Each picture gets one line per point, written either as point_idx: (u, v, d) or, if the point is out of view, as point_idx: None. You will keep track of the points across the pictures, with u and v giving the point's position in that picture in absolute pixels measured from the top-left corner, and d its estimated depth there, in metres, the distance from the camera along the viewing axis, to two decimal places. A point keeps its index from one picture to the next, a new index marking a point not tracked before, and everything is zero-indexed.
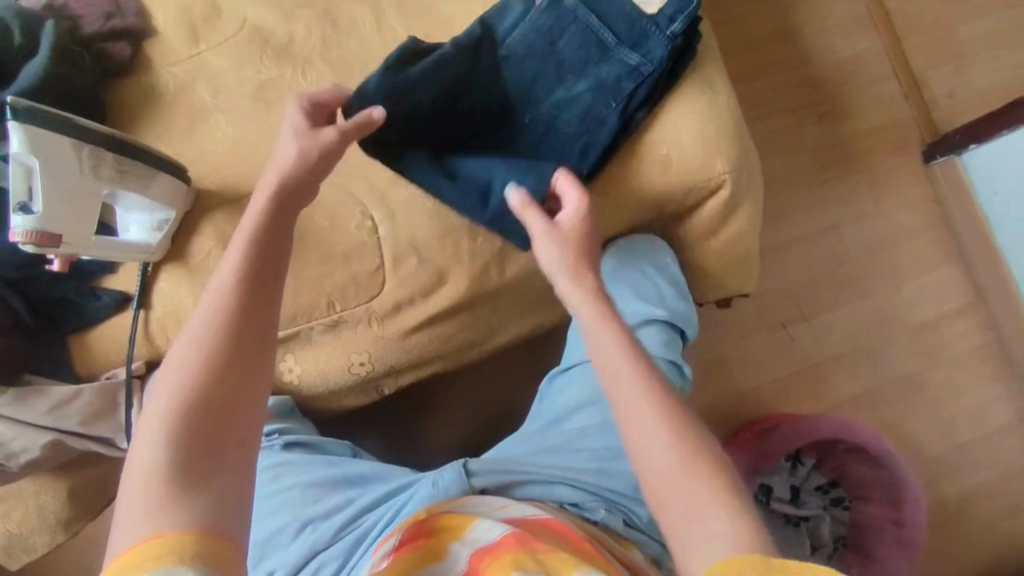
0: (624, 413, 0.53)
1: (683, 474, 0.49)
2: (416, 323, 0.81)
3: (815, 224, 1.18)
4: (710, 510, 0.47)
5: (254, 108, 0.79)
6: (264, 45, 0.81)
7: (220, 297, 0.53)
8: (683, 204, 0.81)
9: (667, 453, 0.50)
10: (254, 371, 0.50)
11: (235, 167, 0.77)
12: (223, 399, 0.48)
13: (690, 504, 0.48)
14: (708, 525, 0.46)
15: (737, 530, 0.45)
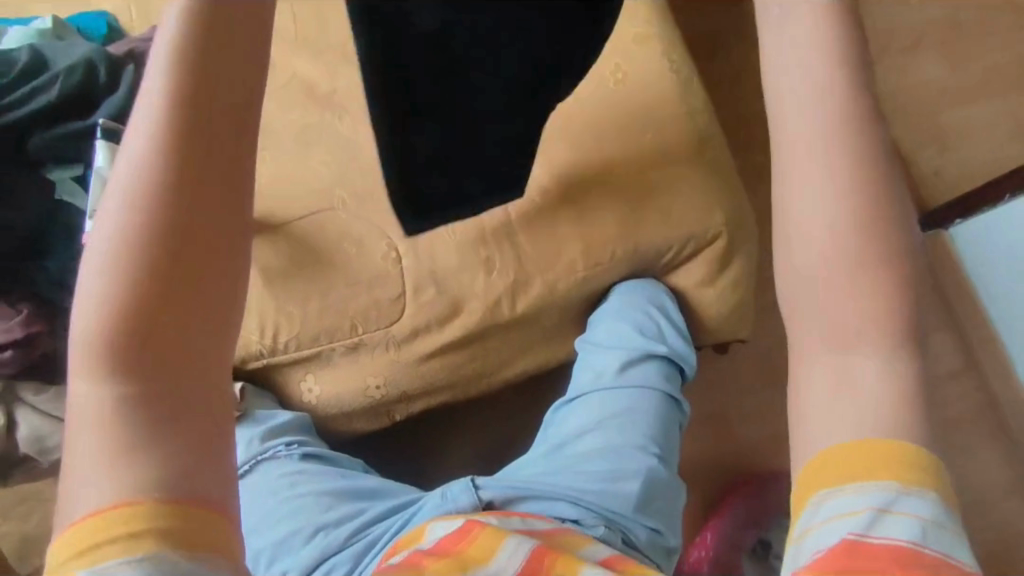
0: (820, 178, 0.43)
1: (864, 281, 0.42)
2: (431, 351, 0.86)
3: None
4: (875, 347, 0.43)
5: (297, 148, 0.89)
6: (311, 96, 0.91)
7: (135, 198, 0.45)
8: (681, 252, 0.89)
9: (840, 262, 0.43)
10: (191, 292, 0.44)
11: (276, 198, 0.87)
12: (159, 334, 0.43)
13: (852, 327, 0.43)
14: (872, 355, 0.43)
15: (891, 369, 0.42)
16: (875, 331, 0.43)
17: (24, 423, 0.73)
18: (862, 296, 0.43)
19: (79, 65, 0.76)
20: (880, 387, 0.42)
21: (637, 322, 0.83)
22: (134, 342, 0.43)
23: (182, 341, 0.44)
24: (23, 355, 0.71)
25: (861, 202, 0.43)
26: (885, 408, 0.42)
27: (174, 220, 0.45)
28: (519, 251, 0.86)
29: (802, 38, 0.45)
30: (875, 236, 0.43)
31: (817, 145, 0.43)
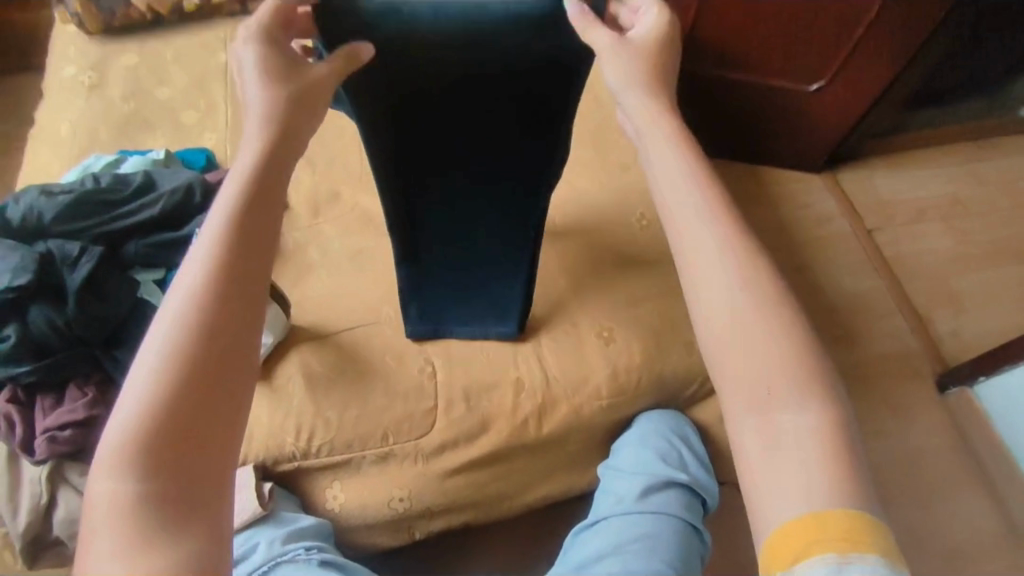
0: (720, 266, 0.47)
1: (766, 345, 0.45)
2: (456, 466, 0.87)
3: (871, 430, 1.38)
4: (792, 398, 0.44)
5: (351, 267, 0.99)
6: (367, 224, 1.03)
7: (204, 265, 0.46)
8: (702, 387, 0.95)
9: (753, 337, 0.45)
10: (236, 362, 0.45)
11: (327, 310, 0.95)
12: (201, 402, 0.43)
13: (764, 388, 0.44)
14: (791, 403, 0.43)
15: (813, 421, 0.43)
16: (793, 384, 0.44)
17: (63, 504, 0.72)
18: (768, 346, 0.45)
19: (181, 188, 0.87)
20: (808, 439, 0.43)
21: (660, 453, 0.87)
22: (181, 409, 0.43)
23: (220, 411, 0.44)
24: (79, 437, 0.72)
25: (741, 262, 0.47)
26: (818, 469, 0.42)
27: (234, 288, 0.46)
28: (548, 374, 0.92)
29: (665, 149, 0.52)
30: (755, 288, 0.46)
31: (691, 219, 0.49)
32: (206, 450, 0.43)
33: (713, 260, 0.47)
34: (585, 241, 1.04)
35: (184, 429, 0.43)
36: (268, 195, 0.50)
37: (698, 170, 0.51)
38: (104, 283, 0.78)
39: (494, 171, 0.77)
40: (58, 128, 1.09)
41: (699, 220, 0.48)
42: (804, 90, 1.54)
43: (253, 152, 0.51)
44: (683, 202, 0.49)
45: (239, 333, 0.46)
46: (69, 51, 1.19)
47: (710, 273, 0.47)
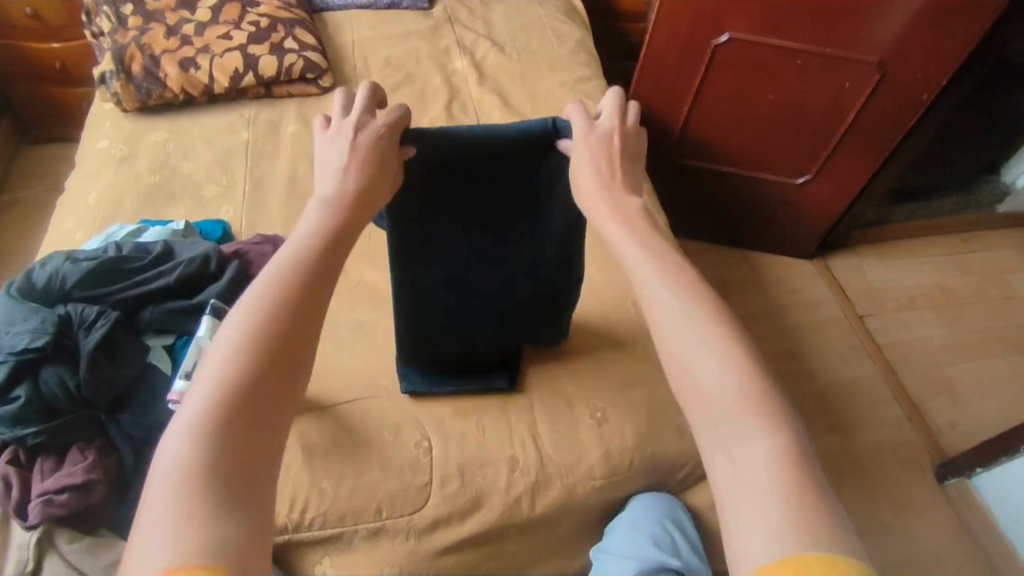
0: (675, 300, 0.48)
1: (727, 374, 0.44)
2: (447, 545, 0.86)
3: (869, 520, 1.37)
4: (748, 429, 0.42)
5: (353, 339, 1.01)
6: (372, 300, 1.07)
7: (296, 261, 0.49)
8: (696, 469, 0.95)
9: (711, 368, 0.45)
10: (295, 368, 0.45)
11: (327, 381, 0.96)
12: (259, 398, 0.43)
13: (729, 418, 0.43)
14: (746, 434, 0.42)
15: (774, 447, 0.41)
16: (754, 413, 0.43)
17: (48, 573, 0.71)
18: (727, 376, 0.44)
19: (198, 258, 0.90)
20: (764, 469, 0.41)
21: (653, 536, 0.86)
22: (242, 401, 0.42)
23: (274, 412, 0.43)
24: (74, 501, 0.73)
25: (691, 300, 0.48)
26: (786, 499, 0.39)
27: (307, 299, 0.48)
28: (542, 452, 0.92)
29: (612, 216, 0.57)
30: (708, 321, 0.47)
31: (643, 268, 0.51)
32: (259, 450, 0.42)
33: (666, 307, 0.48)
34: (583, 316, 1.06)
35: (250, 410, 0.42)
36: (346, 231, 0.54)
37: (642, 228, 0.55)
38: (120, 346, 0.81)
39: (513, 271, 0.86)
40: (87, 197, 1.16)
41: (647, 274, 0.50)
42: (792, 181, 1.61)
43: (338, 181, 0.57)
44: (635, 256, 0.52)
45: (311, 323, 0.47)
46: (106, 127, 1.27)
47: (668, 313, 0.48)
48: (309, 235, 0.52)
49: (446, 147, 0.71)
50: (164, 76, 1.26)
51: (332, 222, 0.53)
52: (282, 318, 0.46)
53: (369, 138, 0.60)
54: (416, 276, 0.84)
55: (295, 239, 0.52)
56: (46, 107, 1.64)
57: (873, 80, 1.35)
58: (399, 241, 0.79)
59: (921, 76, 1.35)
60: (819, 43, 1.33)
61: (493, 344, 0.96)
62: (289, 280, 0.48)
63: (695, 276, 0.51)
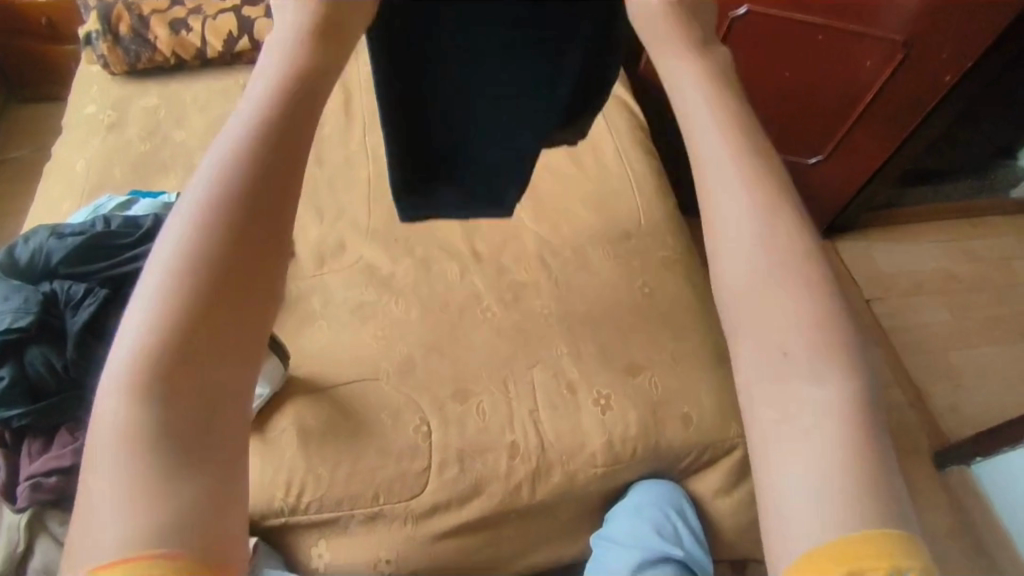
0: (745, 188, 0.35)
1: (796, 290, 0.33)
2: (446, 530, 0.85)
3: None
4: (814, 364, 0.32)
5: (351, 319, 0.98)
6: (369, 277, 1.02)
7: (249, 120, 0.34)
8: (701, 458, 0.93)
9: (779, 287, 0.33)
10: (255, 286, 0.33)
11: (323, 363, 0.93)
12: (208, 335, 0.31)
13: (788, 351, 0.32)
14: (815, 373, 0.32)
15: (838, 394, 0.31)
16: (819, 345, 0.32)
17: (40, 553, 0.71)
18: (794, 294, 0.33)
19: None
20: (824, 418, 0.31)
21: (656, 525, 0.86)
22: (185, 342, 0.30)
23: (233, 347, 0.32)
24: (63, 485, 0.72)
25: (755, 186, 0.35)
26: (843, 459, 0.30)
27: (267, 185, 0.33)
28: (544, 439, 0.89)
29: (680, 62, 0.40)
30: (777, 217, 0.34)
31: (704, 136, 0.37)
32: (219, 398, 0.31)
33: (728, 191, 0.35)
34: (587, 297, 1.01)
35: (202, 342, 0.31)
36: (312, 80, 0.37)
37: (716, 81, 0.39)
38: (107, 325, 0.78)
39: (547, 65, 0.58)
40: (75, 166, 1.12)
41: (718, 149, 0.36)
42: (803, 161, 1.57)
43: None
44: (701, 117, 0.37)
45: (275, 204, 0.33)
46: (94, 92, 1.22)
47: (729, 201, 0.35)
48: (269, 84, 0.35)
49: None
50: (154, 39, 1.20)
51: (297, 65, 0.36)
52: (233, 207, 0.32)
53: None
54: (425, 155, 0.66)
55: (250, 91, 0.35)
56: (33, 68, 1.59)
57: (895, 60, 1.30)
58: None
59: (945, 56, 1.29)
60: (840, 20, 1.26)
61: (503, 167, 0.69)
62: (236, 162, 0.33)
63: None
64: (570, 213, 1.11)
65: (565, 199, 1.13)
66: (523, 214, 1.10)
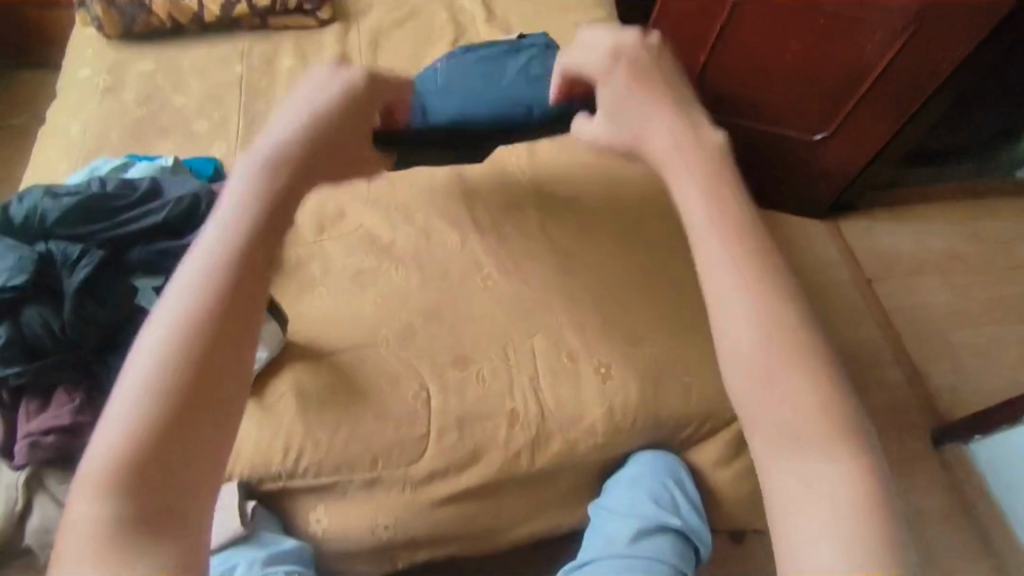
0: (763, 312, 0.50)
1: (806, 391, 0.48)
2: (445, 497, 0.86)
3: None
4: (817, 449, 0.47)
5: (351, 286, 0.97)
6: (370, 244, 1.01)
7: (194, 298, 0.49)
8: (699, 430, 0.93)
9: (794, 387, 0.48)
10: (223, 407, 0.48)
11: (323, 329, 0.92)
12: (184, 445, 0.46)
13: (802, 436, 0.47)
14: (823, 454, 0.47)
15: (845, 465, 0.47)
16: (824, 429, 0.47)
17: (38, 511, 0.72)
18: (803, 391, 0.48)
19: (188, 198, 0.87)
20: (836, 487, 0.46)
21: (653, 495, 0.86)
22: (155, 446, 0.45)
23: (192, 450, 0.46)
24: (61, 443, 0.73)
25: (768, 311, 0.50)
26: (847, 509, 0.45)
27: (217, 343, 0.48)
28: (544, 409, 0.89)
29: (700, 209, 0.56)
30: (781, 330, 0.50)
31: (721, 274, 0.52)
32: (189, 490, 0.45)
33: (747, 317, 0.50)
34: (589, 266, 1.00)
35: (158, 453, 0.45)
36: (257, 250, 0.53)
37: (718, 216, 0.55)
38: (105, 287, 0.78)
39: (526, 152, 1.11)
40: (71, 129, 1.11)
41: (736, 287, 0.51)
42: (808, 138, 1.54)
43: (237, 199, 0.55)
44: (716, 259, 0.53)
45: (231, 357, 0.49)
46: (89, 55, 1.20)
47: (739, 336, 0.50)
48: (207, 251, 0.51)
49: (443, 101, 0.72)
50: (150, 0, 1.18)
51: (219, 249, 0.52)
52: (190, 360, 0.47)
53: (291, 153, 0.60)
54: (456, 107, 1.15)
55: (178, 273, 0.51)
56: (28, 32, 1.56)
57: (902, 36, 1.28)
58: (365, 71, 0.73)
59: (960, 28, 1.25)
60: None
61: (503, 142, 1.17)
62: (200, 314, 0.48)
63: (779, 283, 0.52)
64: (573, 183, 1.10)
65: (565, 167, 1.10)
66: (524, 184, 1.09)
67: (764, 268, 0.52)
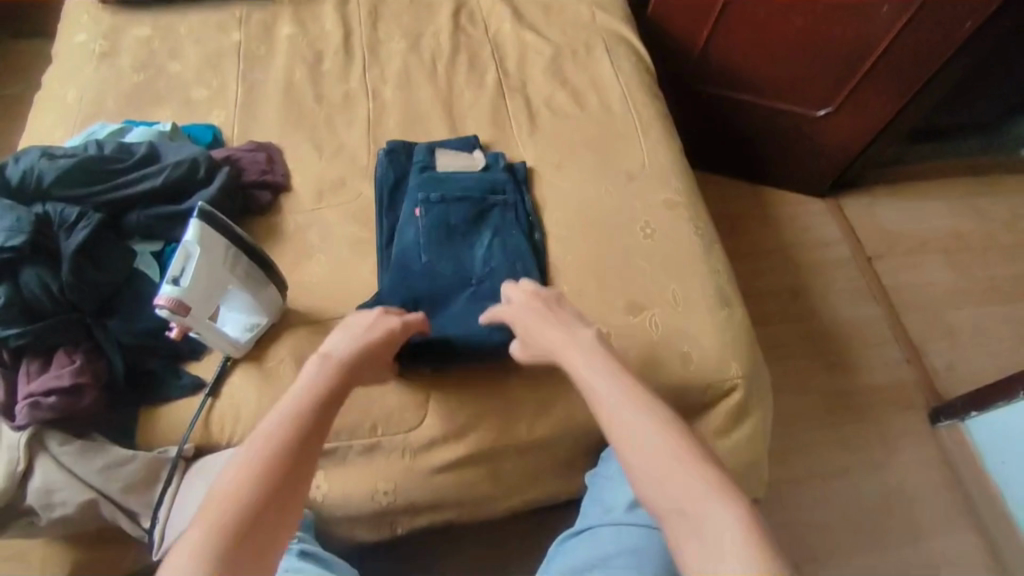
0: (642, 422, 0.72)
1: (685, 468, 0.66)
2: (443, 463, 0.86)
3: (855, 458, 1.36)
4: (705, 496, 0.64)
5: (351, 254, 0.96)
6: (369, 213, 1.01)
7: (291, 416, 0.67)
8: (700, 398, 0.93)
9: (674, 465, 0.67)
10: (304, 494, 0.63)
11: (322, 296, 0.92)
12: (273, 511, 0.59)
13: (692, 500, 0.64)
14: (708, 501, 0.63)
15: (731, 513, 0.62)
16: (709, 489, 0.64)
17: (40, 473, 0.74)
18: (681, 471, 0.66)
19: (186, 162, 0.88)
20: (724, 521, 0.61)
21: None
22: (247, 529, 0.56)
23: (280, 521, 0.59)
24: (63, 405, 0.73)
25: (647, 418, 0.72)
26: (738, 541, 0.59)
27: (303, 448, 0.64)
28: (543, 376, 0.89)
29: (592, 361, 0.80)
30: (653, 430, 0.71)
31: (609, 401, 0.76)
32: (264, 556, 0.57)
33: (633, 427, 0.71)
34: (590, 236, 1.00)
35: (256, 518, 0.57)
36: (337, 393, 0.72)
37: (610, 367, 0.79)
38: (104, 252, 0.80)
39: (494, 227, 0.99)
40: (66, 95, 1.10)
41: (624, 411, 0.74)
42: (812, 113, 1.52)
43: (329, 356, 0.75)
44: (606, 394, 0.76)
45: (309, 459, 0.64)
46: (84, 20, 1.19)
47: (634, 432, 0.71)
48: (307, 390, 0.70)
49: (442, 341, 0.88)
50: None
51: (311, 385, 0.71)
52: (287, 455, 0.63)
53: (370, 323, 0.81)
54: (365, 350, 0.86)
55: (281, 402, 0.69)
56: None
57: (908, 10, 1.28)
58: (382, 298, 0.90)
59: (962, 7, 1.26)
60: None
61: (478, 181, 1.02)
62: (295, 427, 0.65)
63: (654, 404, 0.74)
64: (574, 153, 1.09)
65: (566, 141, 1.10)
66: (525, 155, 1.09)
67: (641, 399, 0.75)
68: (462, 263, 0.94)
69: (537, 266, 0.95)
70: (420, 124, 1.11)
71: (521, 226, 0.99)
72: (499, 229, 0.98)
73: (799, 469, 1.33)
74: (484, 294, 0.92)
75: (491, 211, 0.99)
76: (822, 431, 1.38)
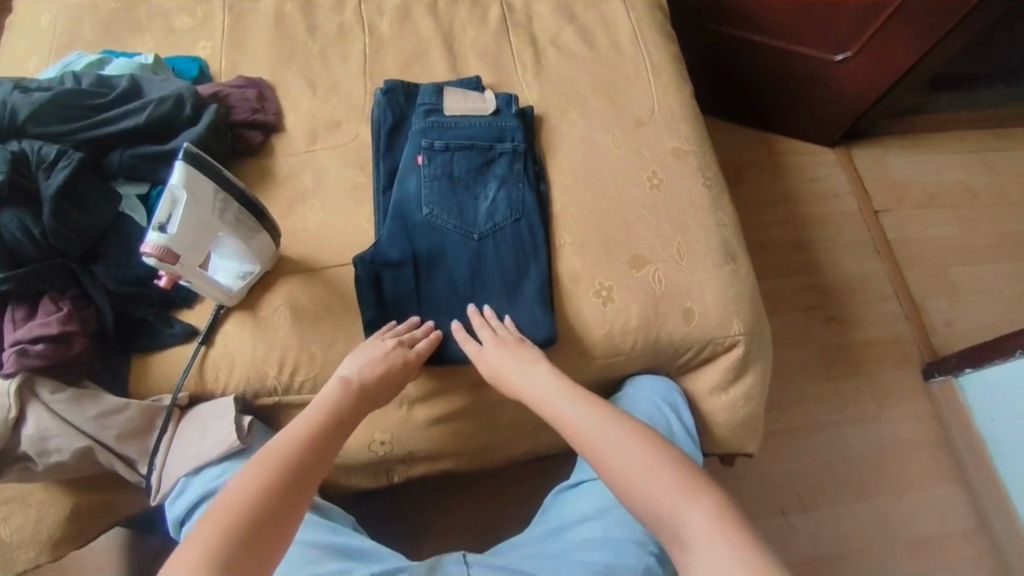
0: (587, 416, 0.73)
1: (633, 446, 0.69)
2: (440, 415, 0.86)
3: (847, 412, 1.37)
4: (665, 482, 0.65)
5: (345, 200, 0.93)
6: (365, 156, 0.96)
7: (315, 418, 0.71)
8: (699, 353, 0.92)
9: (620, 444, 0.69)
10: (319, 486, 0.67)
11: (316, 242, 0.89)
12: (288, 499, 0.62)
13: (644, 473, 0.66)
14: (665, 480, 0.65)
15: (679, 476, 0.65)
16: (657, 457, 0.68)
17: (33, 420, 0.72)
18: (629, 451, 0.69)
19: (170, 98, 0.83)
20: (680, 499, 0.63)
21: (649, 419, 0.87)
22: (269, 504, 0.61)
23: (292, 512, 0.62)
24: (52, 352, 0.72)
25: (588, 408, 0.74)
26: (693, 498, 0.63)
27: (322, 448, 0.69)
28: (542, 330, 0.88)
29: (534, 363, 0.80)
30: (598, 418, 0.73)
31: (552, 398, 0.77)
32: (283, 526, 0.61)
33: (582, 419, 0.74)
34: (595, 185, 0.96)
35: (277, 495, 0.62)
36: (361, 401, 0.76)
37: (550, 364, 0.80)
38: (85, 193, 0.76)
39: (501, 183, 0.93)
40: (42, 22, 1.02)
41: (569, 405, 0.75)
42: (829, 58, 1.44)
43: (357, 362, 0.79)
44: (549, 392, 0.77)
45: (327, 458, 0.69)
46: None
47: (580, 418, 0.74)
48: (332, 395, 0.74)
49: (436, 308, 0.87)
50: None
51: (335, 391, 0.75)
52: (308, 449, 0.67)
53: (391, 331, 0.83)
54: (363, 308, 0.85)
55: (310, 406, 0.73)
56: None
57: None
58: (374, 252, 0.86)
59: None
60: None
61: (491, 128, 0.96)
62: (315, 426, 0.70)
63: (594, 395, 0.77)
64: (579, 97, 1.03)
65: (572, 84, 1.05)
66: (529, 97, 1.03)
67: (583, 393, 0.77)
68: (464, 216, 0.90)
69: (542, 224, 0.91)
70: (419, 61, 1.05)
71: (528, 176, 0.95)
72: (507, 180, 0.93)
73: (791, 421, 1.35)
74: (488, 248, 0.89)
75: (497, 160, 0.95)
76: (815, 385, 1.39)
